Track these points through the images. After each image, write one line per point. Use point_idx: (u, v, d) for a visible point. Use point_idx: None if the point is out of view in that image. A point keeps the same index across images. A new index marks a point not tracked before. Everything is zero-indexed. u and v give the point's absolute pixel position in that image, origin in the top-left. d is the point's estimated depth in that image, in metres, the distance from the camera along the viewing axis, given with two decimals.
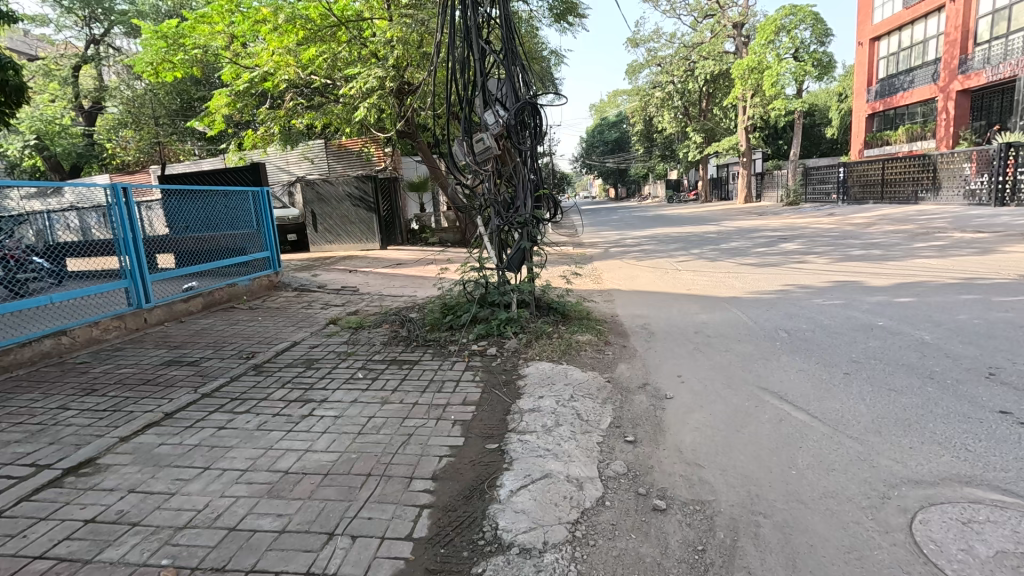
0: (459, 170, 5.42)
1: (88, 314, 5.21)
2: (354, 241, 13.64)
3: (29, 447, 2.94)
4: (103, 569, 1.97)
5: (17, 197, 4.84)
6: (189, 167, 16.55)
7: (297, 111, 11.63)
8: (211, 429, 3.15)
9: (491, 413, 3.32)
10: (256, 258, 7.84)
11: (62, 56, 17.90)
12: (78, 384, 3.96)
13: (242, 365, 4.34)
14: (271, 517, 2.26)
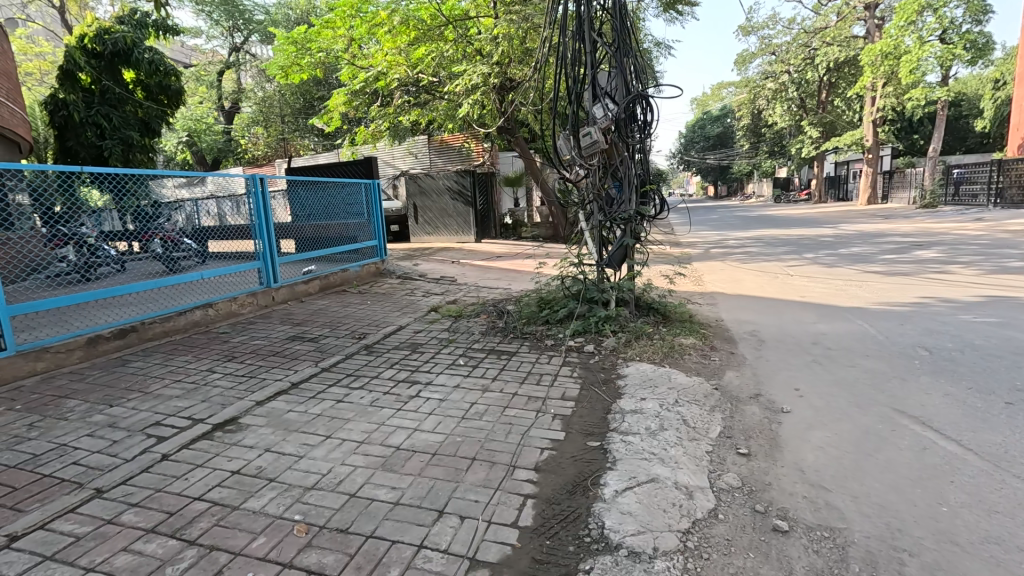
0: (562, 164, 5.39)
1: (225, 289, 5.92)
2: (451, 233, 14.15)
3: (187, 402, 3.39)
4: (248, 516, 2.22)
5: (171, 187, 5.43)
6: (308, 161, 18.13)
7: (405, 108, 12.32)
8: (331, 401, 3.43)
9: (591, 410, 3.29)
10: (365, 246, 8.41)
11: (210, 63, 20.34)
12: (222, 351, 4.49)
13: (355, 345, 4.68)
14: (387, 489, 2.41)
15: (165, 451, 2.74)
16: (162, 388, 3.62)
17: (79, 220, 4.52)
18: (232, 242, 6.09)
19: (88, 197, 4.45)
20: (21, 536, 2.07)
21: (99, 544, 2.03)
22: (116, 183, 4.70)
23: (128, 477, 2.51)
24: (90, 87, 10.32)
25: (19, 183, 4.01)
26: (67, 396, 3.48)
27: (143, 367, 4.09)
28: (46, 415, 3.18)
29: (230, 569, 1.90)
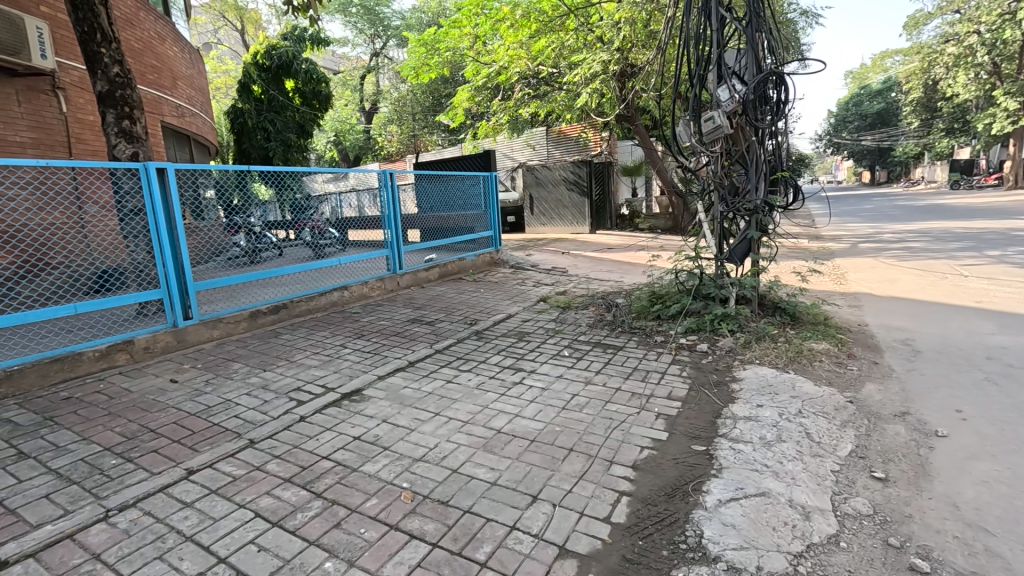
0: (681, 152, 5.11)
1: (360, 275, 6.58)
2: (565, 224, 14.17)
3: (322, 372, 3.86)
4: (363, 478, 2.47)
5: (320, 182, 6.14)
6: (435, 155, 19.31)
7: (525, 100, 12.62)
8: (442, 381, 3.66)
9: (699, 413, 3.11)
10: (482, 237, 8.78)
11: (355, 69, 22.50)
12: (353, 329, 5.01)
13: (466, 330, 4.93)
14: (486, 469, 2.53)
15: (303, 413, 3.15)
16: (304, 358, 4.16)
17: (250, 211, 5.30)
18: (366, 231, 6.72)
19: (255, 191, 5.31)
20: (196, 470, 2.54)
21: (249, 486, 2.42)
22: (277, 179, 5.50)
23: (273, 432, 2.93)
24: (260, 96, 11.95)
25: (208, 180, 4.79)
26: (233, 359, 4.15)
27: (291, 339, 4.72)
28: (218, 374, 3.83)
29: (346, 523, 2.14)
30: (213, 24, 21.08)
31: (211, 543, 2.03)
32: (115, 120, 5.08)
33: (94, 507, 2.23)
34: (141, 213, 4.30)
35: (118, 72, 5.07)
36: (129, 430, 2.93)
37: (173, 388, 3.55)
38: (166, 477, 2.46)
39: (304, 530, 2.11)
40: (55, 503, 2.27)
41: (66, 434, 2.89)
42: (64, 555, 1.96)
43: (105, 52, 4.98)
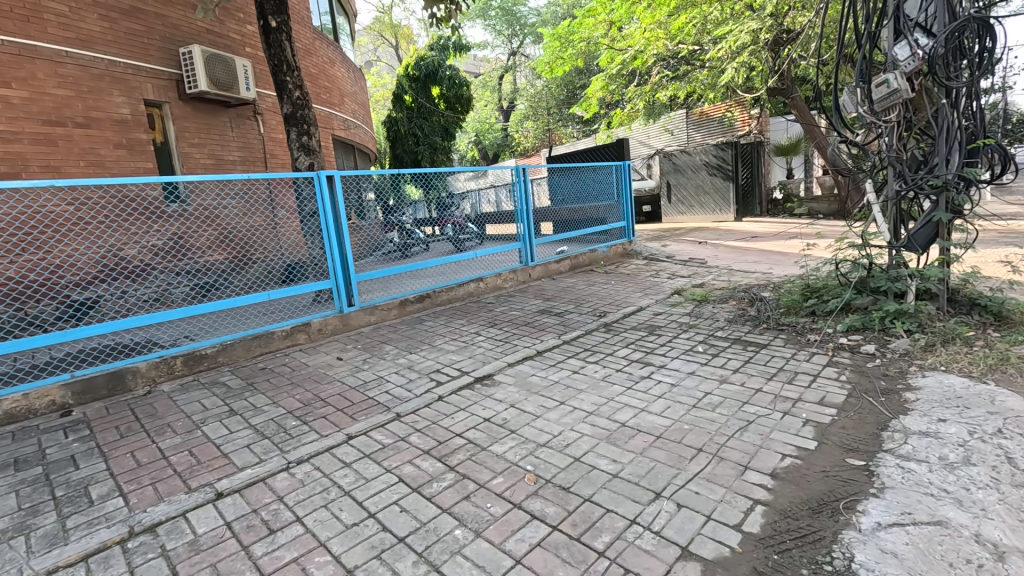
0: (846, 125, 4.47)
1: (495, 267, 6.92)
2: (706, 212, 13.25)
3: (458, 356, 4.17)
4: (491, 457, 2.64)
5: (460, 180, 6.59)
6: (569, 148, 19.36)
7: (662, 83, 12.07)
8: (568, 371, 3.72)
9: (859, 422, 2.72)
10: (615, 228, 8.62)
11: (493, 70, 23.47)
12: (487, 318, 5.30)
13: (595, 322, 4.91)
14: (608, 460, 2.52)
15: (441, 393, 3.45)
16: (443, 344, 4.53)
17: (402, 210, 5.95)
18: (501, 225, 7.05)
19: (407, 192, 5.89)
20: (354, 436, 2.94)
21: (395, 453, 2.73)
22: (424, 180, 6.03)
23: (416, 409, 3.26)
24: (410, 105, 13.11)
25: (368, 184, 5.44)
26: (385, 342, 4.69)
27: (433, 326, 5.17)
28: (373, 354, 4.35)
29: (474, 496, 2.31)
30: (374, 44, 23.68)
31: (363, 499, 2.35)
32: (297, 137, 6.01)
33: (279, 459, 2.71)
34: (315, 214, 5.06)
35: (299, 96, 5.99)
36: (306, 398, 3.49)
37: (338, 365, 4.13)
38: (331, 440, 2.89)
39: (439, 497, 2.33)
40: (253, 452, 2.82)
41: (262, 397, 3.55)
42: (259, 494, 2.43)
43: (289, 79, 5.92)
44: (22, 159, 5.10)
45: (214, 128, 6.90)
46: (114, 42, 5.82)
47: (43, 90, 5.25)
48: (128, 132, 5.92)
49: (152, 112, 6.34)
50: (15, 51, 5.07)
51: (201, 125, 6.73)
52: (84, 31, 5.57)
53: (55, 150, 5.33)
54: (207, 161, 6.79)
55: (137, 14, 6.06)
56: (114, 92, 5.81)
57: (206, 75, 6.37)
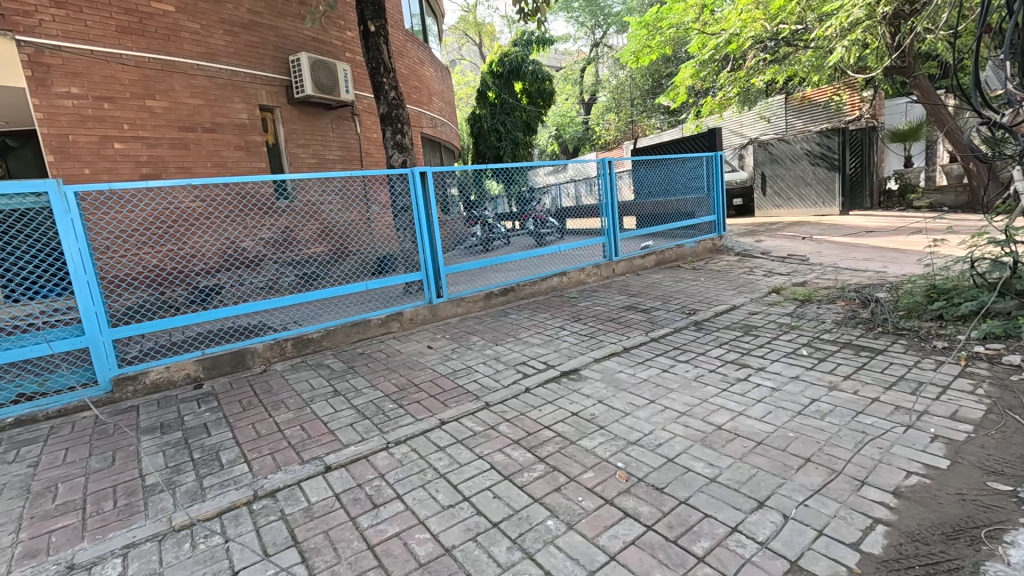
0: (986, 105, 3.93)
1: (578, 261, 6.87)
2: (807, 205, 12.28)
3: (544, 350, 4.19)
4: (581, 451, 2.63)
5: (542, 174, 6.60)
6: (653, 140, 18.67)
7: (759, 67, 11.39)
8: (657, 369, 3.62)
9: (1003, 442, 2.40)
10: (704, 222, 8.24)
11: (575, 63, 23.11)
12: (571, 313, 5.28)
13: (685, 320, 4.72)
14: (705, 464, 2.42)
15: (528, 385, 3.49)
16: (528, 337, 4.58)
17: (484, 205, 6.02)
18: (584, 219, 6.98)
19: (488, 187, 5.97)
20: (447, 422, 3.06)
21: (486, 441, 2.81)
22: (506, 174, 6.11)
23: (504, 399, 3.32)
24: (494, 101, 13.35)
25: (452, 179, 5.61)
26: (472, 333, 4.82)
27: (517, 319, 5.24)
28: (461, 344, 4.50)
29: (565, 489, 2.32)
30: (459, 43, 24.29)
31: (458, 482, 2.44)
32: (391, 135, 6.32)
33: (379, 438, 2.89)
34: (408, 209, 5.31)
35: (394, 96, 6.28)
36: (400, 383, 3.69)
37: (429, 353, 4.31)
38: (425, 424, 3.02)
39: (530, 487, 2.36)
40: (356, 431, 3.02)
41: (361, 380, 3.80)
42: (362, 470, 2.61)
43: (386, 81, 6.23)
44: (162, 162, 5.81)
45: (317, 130, 7.43)
46: (236, 53, 6.44)
47: (179, 100, 5.93)
48: (246, 135, 6.53)
49: (265, 116, 6.95)
50: (158, 66, 5.77)
51: (306, 127, 7.28)
52: (212, 45, 6.21)
53: (188, 153, 6.01)
54: (310, 160, 7.32)
55: (255, 27, 6.65)
56: (235, 99, 6.43)
57: (312, 80, 6.86)
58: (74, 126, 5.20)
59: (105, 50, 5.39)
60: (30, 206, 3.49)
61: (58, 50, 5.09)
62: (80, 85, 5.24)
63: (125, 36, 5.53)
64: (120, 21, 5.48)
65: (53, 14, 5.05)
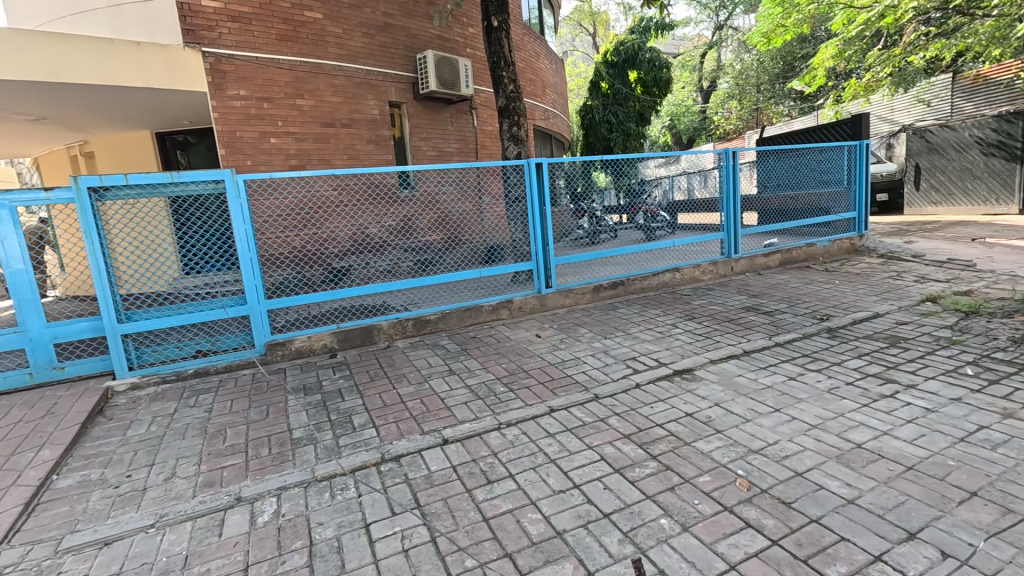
0: None
1: (691, 258, 6.53)
2: (974, 202, 10.57)
3: (656, 346, 4.07)
4: (697, 454, 2.52)
5: (652, 166, 6.34)
6: (782, 129, 17.11)
7: (919, 43, 9.91)
8: (783, 377, 3.34)
9: None
10: (841, 219, 7.42)
11: (695, 48, 21.84)
12: (684, 310, 5.07)
13: (816, 325, 4.30)
14: (840, 483, 2.20)
15: (638, 381, 3.42)
16: (638, 332, 4.47)
17: (591, 197, 5.96)
18: (700, 213, 6.80)
19: (596, 179, 5.85)
20: (556, 409, 3.10)
21: (596, 432, 2.81)
22: (615, 166, 5.96)
23: (614, 392, 3.29)
24: (606, 92, 13.03)
25: (560, 171, 5.60)
26: (581, 324, 4.82)
27: (626, 313, 5.14)
28: (569, 335, 4.52)
29: (680, 490, 2.25)
30: (573, 34, 24.10)
31: (568, 470, 2.47)
32: (508, 127, 6.47)
33: (492, 419, 3.02)
34: (521, 199, 5.44)
35: (512, 89, 6.43)
36: (510, 367, 3.81)
37: (538, 341, 4.39)
38: (535, 409, 3.10)
39: (642, 483, 2.32)
40: (470, 409, 3.18)
41: (474, 362, 3.98)
42: (477, 447, 2.74)
43: (505, 74, 6.38)
44: (307, 155, 6.51)
45: (438, 124, 7.84)
46: (371, 54, 6.99)
47: (323, 98, 6.58)
48: (377, 129, 7.09)
49: (393, 112, 7.48)
50: (307, 69, 6.44)
51: (428, 121, 7.72)
52: (351, 48, 6.80)
53: (328, 146, 6.67)
54: (431, 152, 7.75)
55: (388, 28, 7.16)
56: (369, 96, 6.99)
57: (436, 76, 7.23)
58: (241, 123, 6.00)
59: (267, 56, 6.13)
60: (210, 192, 4.11)
61: (231, 57, 5.88)
62: (246, 88, 6.02)
63: (283, 43, 6.25)
64: (279, 29, 6.20)
65: (229, 27, 5.85)
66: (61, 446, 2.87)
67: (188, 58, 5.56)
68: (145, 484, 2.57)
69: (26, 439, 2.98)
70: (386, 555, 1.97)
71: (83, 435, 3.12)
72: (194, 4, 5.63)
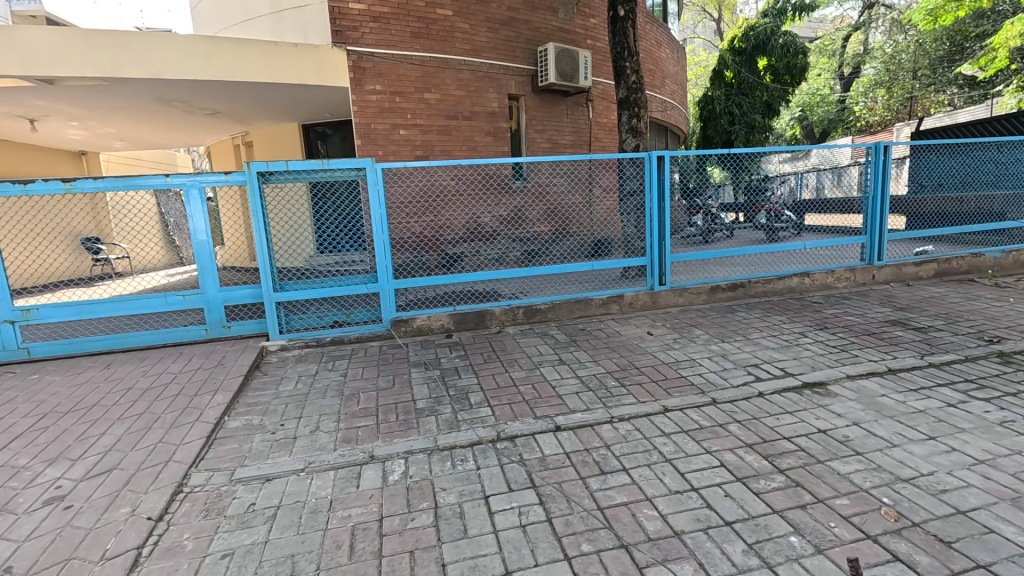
0: None
1: (824, 263, 5.98)
2: None
3: (781, 355, 3.79)
4: (832, 474, 2.33)
5: (776, 161, 5.83)
6: (943, 121, 14.85)
7: None
8: (939, 402, 2.95)
9: None
10: (1019, 227, 6.32)
11: (837, 31, 19.58)
12: (815, 319, 4.65)
13: (982, 347, 3.72)
14: (1017, 530, 1.91)
15: (762, 390, 3.21)
16: (761, 338, 4.19)
17: (706, 193, 5.68)
18: (835, 215, 6.10)
19: (712, 174, 5.56)
20: (670, 409, 3.02)
21: (714, 437, 2.70)
22: (735, 161, 5.59)
23: (734, 399, 3.13)
24: (731, 81, 12.16)
25: (674, 165, 5.38)
26: (695, 325, 4.62)
27: (747, 318, 4.83)
28: (684, 335, 4.35)
29: (812, 509, 2.09)
30: (695, 21, 22.85)
31: (685, 471, 2.41)
32: (627, 119, 6.35)
33: (604, 411, 3.02)
34: (638, 192, 5.31)
35: (634, 80, 6.27)
36: (622, 363, 3.78)
37: (649, 339, 4.29)
38: (649, 407, 3.04)
39: (768, 496, 2.19)
40: (582, 400, 3.20)
41: (584, 353, 4.00)
42: (589, 437, 2.76)
43: (628, 65, 6.25)
44: (431, 146, 6.89)
45: (554, 116, 7.89)
46: (494, 48, 7.20)
47: (448, 92, 6.92)
48: (495, 122, 7.31)
49: (512, 105, 7.66)
50: (436, 64, 6.80)
51: (545, 114, 7.80)
52: (477, 42, 7.05)
53: (450, 138, 7.01)
54: (545, 144, 7.83)
55: (512, 22, 7.32)
56: (490, 90, 7.22)
57: (556, 69, 7.26)
58: (375, 116, 6.51)
59: (401, 53, 6.57)
60: (353, 178, 4.53)
61: (371, 55, 6.39)
62: (382, 83, 6.50)
63: (415, 40, 6.64)
64: (413, 28, 6.60)
65: (370, 27, 6.35)
66: (231, 393, 3.37)
67: (335, 58, 6.12)
68: (296, 433, 2.94)
69: (204, 384, 3.55)
70: (505, 527, 2.08)
71: (245, 385, 3.63)
72: (343, 7, 6.19)
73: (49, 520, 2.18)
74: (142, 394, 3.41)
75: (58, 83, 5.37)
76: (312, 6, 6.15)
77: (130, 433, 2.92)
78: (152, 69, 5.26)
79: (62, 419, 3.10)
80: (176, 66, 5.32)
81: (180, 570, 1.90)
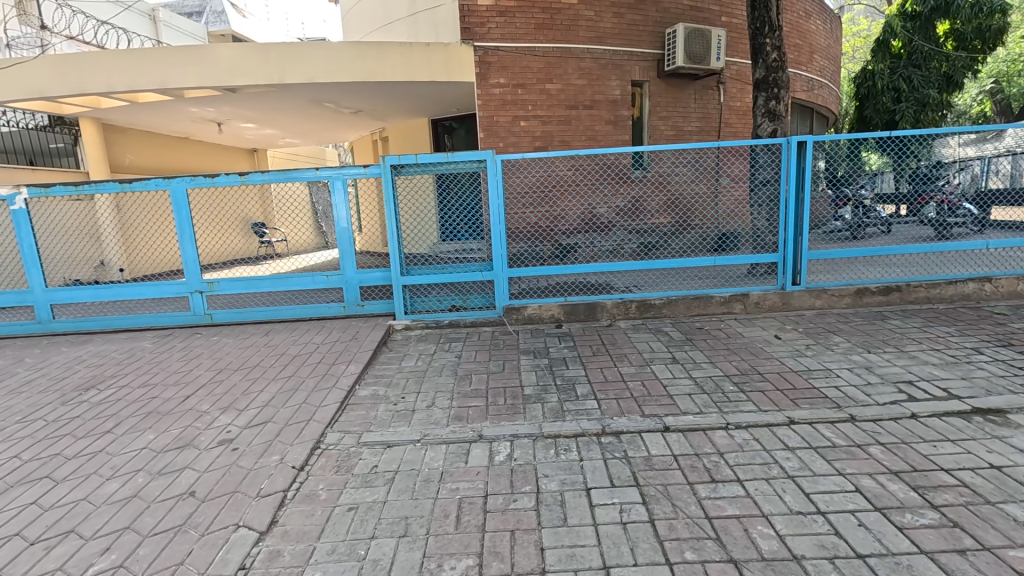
0: None
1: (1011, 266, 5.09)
2: None
3: (945, 373, 3.23)
4: (1006, 519, 1.95)
5: (955, 145, 4.94)
6: None
7: None
8: None
9: None
10: None
11: None
12: (995, 333, 3.89)
13: None
14: None
15: (916, 411, 2.77)
16: (918, 352, 3.61)
17: (859, 182, 4.94)
18: None
19: (867, 161, 4.84)
20: (797, 422, 2.75)
21: (850, 459, 2.40)
22: (899, 145, 4.81)
23: (878, 418, 2.75)
24: (899, 51, 10.38)
25: (821, 151, 4.75)
26: (835, 332, 4.12)
27: (901, 326, 4.19)
28: (819, 342, 3.91)
29: (973, 556, 1.78)
30: None
31: (811, 492, 2.18)
32: (764, 102, 5.79)
33: (718, 416, 2.84)
34: (773, 182, 4.85)
35: (775, 57, 5.69)
36: (742, 366, 3.51)
37: (777, 344, 3.93)
38: (772, 417, 2.79)
39: (914, 533, 1.91)
40: (695, 402, 3.03)
41: (700, 353, 3.79)
42: (700, 442, 2.62)
43: (769, 41, 5.68)
44: (551, 136, 6.93)
45: (680, 101, 7.47)
46: (620, 34, 6.98)
47: (570, 82, 6.87)
48: (617, 110, 7.13)
49: (635, 91, 7.40)
50: (558, 54, 6.79)
51: (670, 100, 7.41)
52: (601, 29, 6.90)
53: (569, 128, 6.98)
54: (669, 132, 7.45)
55: (639, 5, 7.03)
56: (612, 77, 7.04)
57: (685, 51, 6.84)
58: (498, 109, 6.70)
59: (526, 45, 6.65)
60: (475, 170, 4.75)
61: (496, 49, 6.56)
62: (506, 76, 6.66)
63: (540, 31, 6.69)
64: (538, 19, 6.65)
65: (496, 21, 6.52)
66: (362, 365, 3.76)
67: (463, 55, 6.40)
68: (414, 406, 3.19)
69: (340, 354, 4.00)
70: (605, 522, 2.06)
71: (374, 358, 4.02)
72: (472, 5, 6.44)
73: (221, 458, 2.63)
74: (291, 360, 3.95)
75: (239, 91, 6.34)
76: (443, 7, 6.52)
77: (282, 392, 3.40)
78: (309, 75, 5.94)
79: (232, 375, 3.72)
80: (328, 72, 5.96)
81: (315, 515, 2.19)
